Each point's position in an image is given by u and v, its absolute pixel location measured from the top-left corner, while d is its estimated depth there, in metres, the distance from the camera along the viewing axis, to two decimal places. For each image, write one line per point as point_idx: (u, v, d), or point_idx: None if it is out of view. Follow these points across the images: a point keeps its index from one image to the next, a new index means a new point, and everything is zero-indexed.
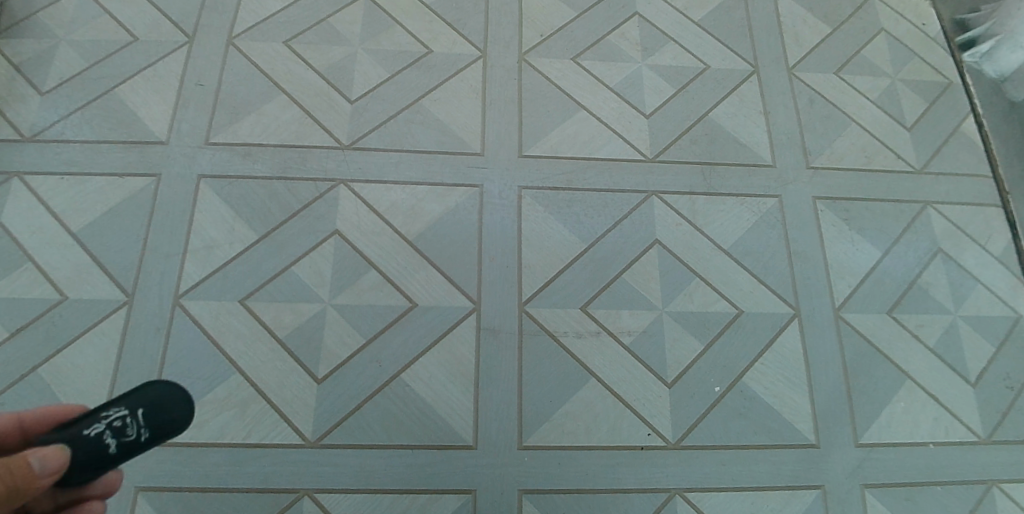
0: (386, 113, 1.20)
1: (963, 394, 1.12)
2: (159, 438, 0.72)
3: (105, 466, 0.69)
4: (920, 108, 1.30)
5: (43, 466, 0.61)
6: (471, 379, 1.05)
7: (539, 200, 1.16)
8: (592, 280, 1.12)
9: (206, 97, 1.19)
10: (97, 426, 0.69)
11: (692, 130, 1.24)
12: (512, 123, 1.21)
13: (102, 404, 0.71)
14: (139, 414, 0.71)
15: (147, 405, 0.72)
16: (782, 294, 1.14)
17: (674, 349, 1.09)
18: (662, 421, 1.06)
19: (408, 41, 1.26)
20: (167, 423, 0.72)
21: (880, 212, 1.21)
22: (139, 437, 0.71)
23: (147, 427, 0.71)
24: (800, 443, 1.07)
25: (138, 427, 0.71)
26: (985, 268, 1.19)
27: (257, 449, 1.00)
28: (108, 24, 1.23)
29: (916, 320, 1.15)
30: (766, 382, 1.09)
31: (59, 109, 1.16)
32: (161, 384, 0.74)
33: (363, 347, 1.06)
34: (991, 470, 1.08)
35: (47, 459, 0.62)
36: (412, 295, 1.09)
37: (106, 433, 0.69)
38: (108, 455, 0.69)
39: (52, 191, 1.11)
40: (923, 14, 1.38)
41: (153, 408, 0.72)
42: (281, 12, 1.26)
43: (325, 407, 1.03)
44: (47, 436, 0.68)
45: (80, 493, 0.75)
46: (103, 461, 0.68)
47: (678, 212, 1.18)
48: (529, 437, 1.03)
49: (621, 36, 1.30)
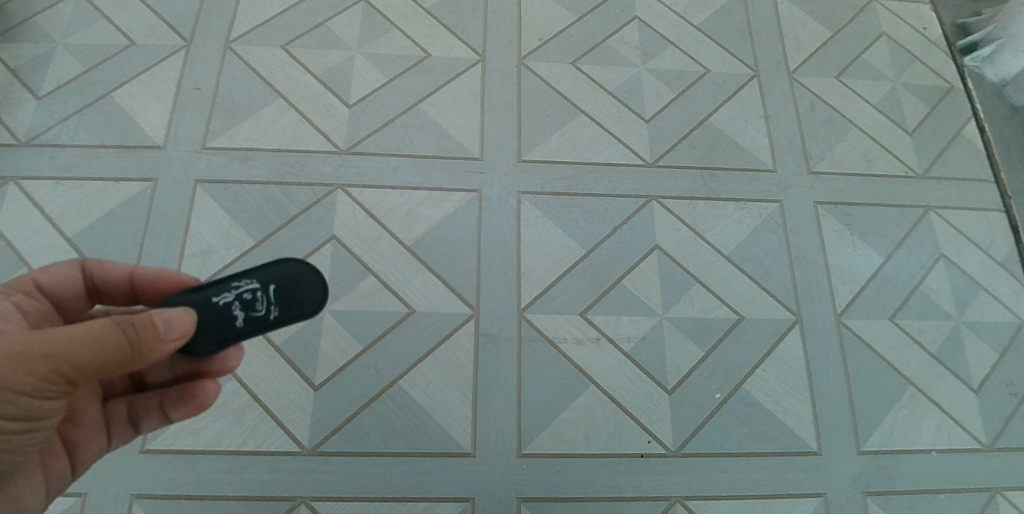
0: (384, 117, 1.19)
1: (965, 400, 1.11)
2: (289, 317, 0.71)
3: (231, 336, 0.70)
4: (922, 113, 1.29)
5: (169, 329, 0.64)
6: (469, 385, 1.04)
7: (538, 205, 1.15)
8: (591, 285, 1.11)
9: (204, 101, 1.18)
10: (228, 295, 0.70)
11: (693, 135, 1.23)
12: (511, 127, 1.20)
13: (235, 274, 0.72)
14: (269, 289, 0.71)
15: (277, 281, 0.72)
16: (784, 300, 1.13)
17: (674, 356, 1.08)
18: (662, 428, 1.05)
19: (407, 45, 1.25)
20: (297, 302, 0.71)
21: (882, 216, 1.20)
22: (268, 314, 0.70)
23: (276, 305, 0.71)
24: (801, 450, 1.06)
25: (268, 304, 0.70)
26: (988, 273, 1.18)
27: (253, 457, 0.99)
28: (105, 28, 1.22)
29: (918, 326, 1.14)
30: (767, 389, 1.08)
31: (56, 113, 1.15)
32: (294, 261, 0.73)
33: (360, 353, 1.05)
34: (994, 477, 1.07)
35: (173, 320, 0.65)
36: (410, 301, 1.08)
37: (236, 304, 0.70)
38: (235, 327, 0.69)
39: (48, 196, 1.10)
40: (924, 18, 1.38)
41: (285, 287, 0.71)
42: (280, 16, 1.26)
43: (322, 414, 1.01)
44: (183, 299, 0.70)
45: (202, 368, 0.78)
46: (230, 330, 0.70)
47: (678, 217, 1.17)
48: (528, 445, 1.02)
49: (620, 40, 1.30)
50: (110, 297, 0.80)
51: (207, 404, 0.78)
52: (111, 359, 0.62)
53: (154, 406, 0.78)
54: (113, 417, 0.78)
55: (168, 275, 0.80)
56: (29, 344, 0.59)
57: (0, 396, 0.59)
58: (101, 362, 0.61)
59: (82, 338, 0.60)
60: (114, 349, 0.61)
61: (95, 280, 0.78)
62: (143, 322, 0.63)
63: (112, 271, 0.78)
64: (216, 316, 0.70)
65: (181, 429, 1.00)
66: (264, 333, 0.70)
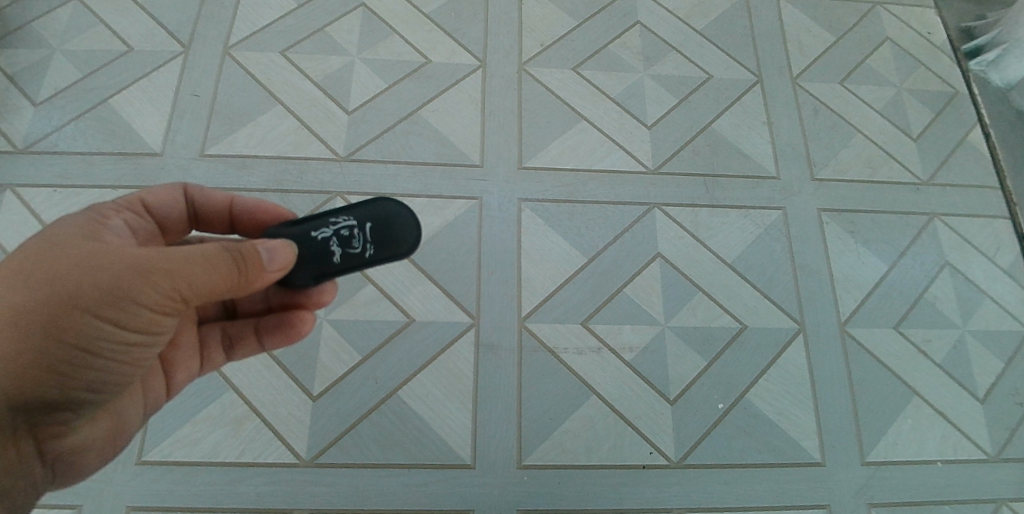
0: (383, 124, 1.18)
1: (971, 410, 1.09)
2: (383, 256, 0.74)
3: (329, 271, 0.72)
4: (927, 118, 1.28)
5: (272, 259, 0.66)
6: (469, 396, 1.03)
7: (539, 213, 1.14)
8: (593, 294, 1.10)
9: (202, 107, 1.17)
10: (326, 230, 0.73)
11: (695, 141, 1.22)
12: (512, 133, 1.19)
13: (334, 211, 0.74)
14: (365, 227, 0.74)
15: (373, 220, 0.74)
16: (787, 309, 1.12)
17: (676, 366, 1.07)
18: (664, 439, 1.03)
19: (407, 51, 1.24)
20: (391, 242, 0.74)
21: (886, 224, 1.19)
22: (363, 252, 0.73)
23: (372, 244, 0.73)
24: (805, 462, 1.04)
25: (364, 242, 0.73)
26: (994, 281, 1.17)
27: (251, 469, 0.98)
28: (103, 33, 1.21)
29: (923, 335, 1.12)
30: (770, 399, 1.07)
31: (53, 120, 1.14)
32: (390, 202, 0.76)
33: (359, 364, 1.04)
34: (1001, 488, 1.06)
35: (276, 251, 0.66)
36: (410, 310, 1.07)
37: (333, 239, 0.73)
38: (332, 262, 0.72)
39: (45, 203, 1.09)
40: (928, 22, 1.37)
41: (381, 226, 0.74)
42: (278, 22, 1.25)
43: (320, 425, 1.00)
44: (285, 231, 0.73)
45: (296, 300, 0.81)
46: (328, 264, 0.72)
47: (681, 225, 1.15)
48: (528, 456, 1.01)
49: (622, 46, 1.29)
50: (208, 224, 0.82)
51: (302, 333, 0.82)
52: (220, 283, 0.63)
53: (249, 333, 0.83)
54: (209, 343, 0.82)
55: (266, 207, 0.82)
56: (149, 262, 0.62)
57: (122, 306, 0.62)
58: (210, 285, 0.63)
59: (192, 258, 0.62)
60: (223, 273, 0.63)
61: (196, 203, 0.80)
62: (249, 249, 0.64)
63: (213, 196, 0.80)
64: (315, 250, 0.72)
65: (179, 440, 0.99)
66: (360, 269, 0.73)
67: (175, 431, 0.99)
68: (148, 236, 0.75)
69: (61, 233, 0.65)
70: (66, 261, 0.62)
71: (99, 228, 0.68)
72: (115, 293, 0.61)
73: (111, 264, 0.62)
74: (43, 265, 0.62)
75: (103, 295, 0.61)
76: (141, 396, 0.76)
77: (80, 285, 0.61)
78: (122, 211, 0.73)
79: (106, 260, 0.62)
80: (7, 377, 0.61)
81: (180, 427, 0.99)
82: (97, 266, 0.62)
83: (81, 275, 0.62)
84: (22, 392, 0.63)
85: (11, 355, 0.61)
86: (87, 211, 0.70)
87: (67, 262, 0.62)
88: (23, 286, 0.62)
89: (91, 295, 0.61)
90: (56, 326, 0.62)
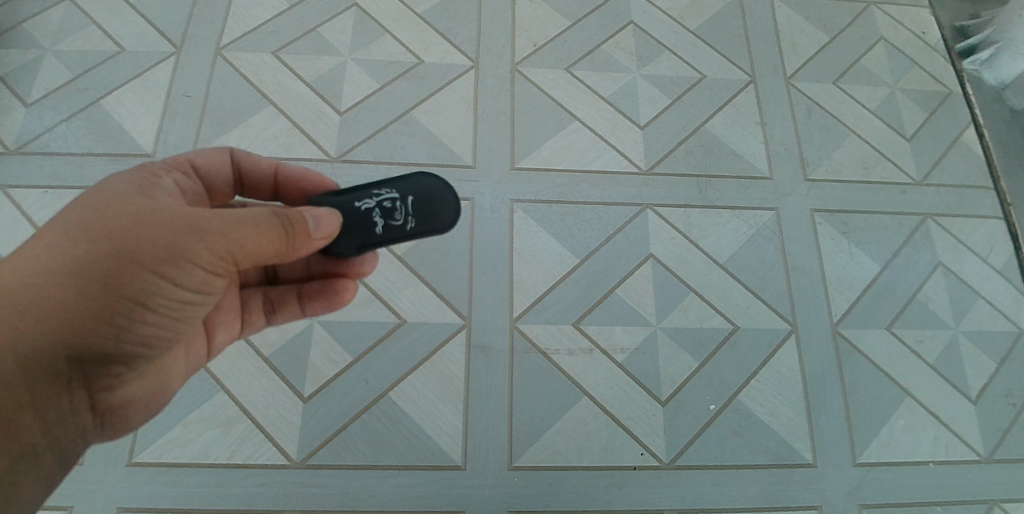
0: (375, 124, 1.18)
1: (963, 411, 1.09)
2: (424, 229, 0.73)
3: (370, 242, 0.73)
4: (920, 118, 1.27)
5: (318, 227, 0.67)
6: (460, 397, 1.03)
7: (531, 213, 1.14)
8: (585, 295, 1.10)
9: (193, 108, 1.17)
10: (370, 202, 0.73)
11: (688, 141, 1.21)
12: (504, 134, 1.19)
13: (377, 182, 0.74)
14: (407, 200, 0.73)
15: (416, 194, 0.74)
16: (780, 310, 1.12)
17: (668, 367, 1.07)
18: (656, 440, 1.03)
19: (400, 51, 1.24)
20: (433, 215, 0.73)
21: (879, 224, 1.19)
22: (404, 225, 0.73)
23: (413, 217, 0.73)
24: (797, 463, 1.04)
25: (406, 215, 0.73)
26: (987, 281, 1.17)
27: (241, 470, 0.98)
28: (95, 34, 1.21)
29: (915, 335, 1.12)
30: (762, 400, 1.07)
31: (45, 120, 1.14)
32: (433, 177, 0.75)
33: (351, 365, 1.03)
34: (992, 489, 1.06)
35: (321, 220, 0.67)
36: (401, 311, 1.07)
37: (376, 211, 0.73)
38: (375, 233, 0.73)
39: (36, 204, 1.09)
40: (922, 22, 1.36)
41: (423, 198, 0.74)
42: (271, 22, 1.24)
43: (312, 426, 1.00)
44: (329, 200, 0.74)
45: (338, 267, 0.82)
46: (370, 235, 0.73)
47: (674, 226, 1.15)
48: (519, 457, 1.01)
49: (615, 46, 1.28)
50: (253, 188, 0.82)
51: (342, 302, 0.83)
52: (269, 247, 0.64)
53: (291, 298, 0.83)
54: (251, 305, 0.83)
55: (311, 176, 0.82)
56: (203, 222, 0.63)
57: (177, 265, 0.63)
58: (261, 248, 0.64)
59: (244, 222, 0.63)
60: (273, 239, 0.64)
61: (242, 166, 0.80)
62: (297, 216, 0.65)
63: (258, 161, 0.80)
64: (358, 221, 0.73)
65: (170, 441, 0.99)
66: (400, 242, 0.73)
67: (166, 433, 0.99)
68: (196, 197, 0.75)
69: (117, 190, 0.65)
70: (125, 217, 0.63)
71: (152, 185, 0.68)
72: (173, 252, 0.62)
73: (167, 222, 0.62)
74: (101, 220, 0.63)
75: (161, 253, 0.62)
76: (186, 355, 0.78)
77: (139, 242, 0.62)
78: (171, 171, 0.73)
79: (163, 218, 0.63)
80: (65, 330, 0.62)
81: (171, 428, 0.99)
82: (155, 224, 0.62)
83: (140, 232, 0.62)
84: (78, 345, 0.63)
85: (70, 308, 0.61)
86: (137, 169, 0.70)
87: (125, 218, 0.63)
88: (81, 242, 0.62)
89: (150, 252, 0.62)
90: (114, 281, 0.62)
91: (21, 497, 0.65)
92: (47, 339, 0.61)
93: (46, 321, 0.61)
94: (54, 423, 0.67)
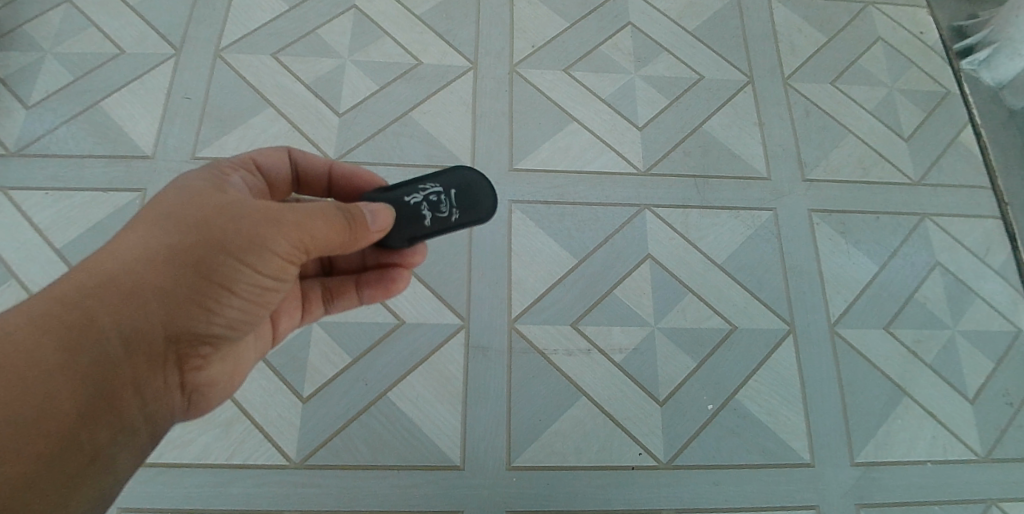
0: (374, 125, 1.18)
1: (960, 411, 1.09)
2: (468, 219, 0.75)
3: (419, 234, 0.75)
4: (918, 118, 1.28)
5: (374, 220, 0.69)
6: (459, 397, 1.03)
7: (529, 214, 1.14)
8: (583, 295, 1.10)
9: (193, 110, 1.17)
10: (417, 196, 0.75)
11: (685, 142, 1.22)
12: (503, 135, 1.19)
13: (421, 177, 0.77)
14: (450, 193, 0.76)
15: (458, 186, 0.76)
16: (777, 310, 1.12)
17: (666, 367, 1.07)
18: (653, 440, 1.04)
19: (398, 53, 1.24)
20: (474, 205, 0.76)
21: (877, 224, 1.19)
22: (450, 216, 0.75)
23: (457, 209, 0.75)
24: (794, 462, 1.05)
25: (451, 206, 0.75)
26: (984, 281, 1.17)
27: (241, 470, 0.98)
28: (95, 36, 1.22)
29: (913, 335, 1.13)
30: (760, 400, 1.07)
31: (45, 122, 1.15)
32: (471, 170, 0.77)
33: (350, 365, 1.04)
34: (990, 489, 1.06)
35: (377, 214, 0.70)
36: (400, 312, 1.07)
37: (423, 204, 0.74)
38: (424, 226, 0.74)
39: (37, 206, 1.10)
40: (920, 22, 1.37)
41: (465, 191, 0.76)
42: (270, 24, 1.25)
43: (311, 427, 1.01)
44: (377, 196, 0.75)
45: (390, 260, 0.84)
46: (420, 228, 0.74)
47: (672, 226, 1.16)
48: (517, 457, 1.01)
49: (614, 47, 1.29)
50: (308, 187, 0.83)
51: (395, 291, 0.86)
52: (339, 239, 0.67)
53: (348, 288, 0.86)
54: (309, 296, 0.85)
55: (363, 173, 0.83)
56: (282, 214, 0.65)
57: (261, 255, 0.65)
58: (334, 238, 0.67)
59: (319, 215, 0.66)
60: (340, 230, 0.67)
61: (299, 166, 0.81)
62: (357, 211, 0.68)
63: (315, 160, 0.81)
64: (408, 215, 0.74)
65: (170, 442, 0.99)
66: (447, 233, 0.75)
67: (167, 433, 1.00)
68: (260, 195, 0.76)
69: (194, 187, 0.67)
70: (210, 209, 0.64)
71: (224, 181, 0.70)
72: (258, 239, 0.64)
73: (248, 214, 0.64)
74: (186, 212, 0.64)
75: (247, 240, 0.64)
76: (252, 342, 0.79)
77: (226, 230, 0.63)
78: (238, 170, 0.75)
79: (246, 209, 0.65)
80: (162, 312, 0.63)
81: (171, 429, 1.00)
82: (238, 215, 0.64)
83: (226, 221, 0.64)
84: (172, 327, 0.64)
85: (165, 290, 0.62)
86: (207, 169, 0.71)
87: (210, 209, 0.64)
88: (172, 230, 0.63)
89: (236, 240, 0.63)
90: (205, 267, 0.63)
91: (121, 471, 0.64)
92: (146, 319, 0.62)
93: (144, 306, 0.62)
94: (150, 402, 0.66)
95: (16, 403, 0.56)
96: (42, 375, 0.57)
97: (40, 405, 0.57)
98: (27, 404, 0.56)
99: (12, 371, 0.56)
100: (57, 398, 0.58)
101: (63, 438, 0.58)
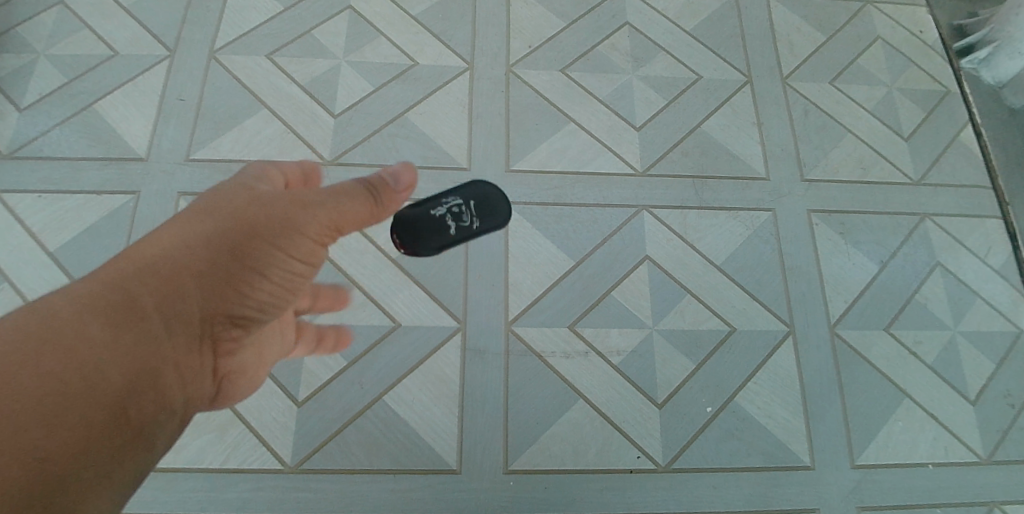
0: (370, 126, 1.17)
1: (962, 412, 1.08)
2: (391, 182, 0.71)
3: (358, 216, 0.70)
4: (918, 118, 1.27)
5: (396, 189, 0.72)
6: (455, 401, 1.03)
7: (526, 216, 1.13)
8: (581, 298, 1.09)
9: (187, 112, 1.16)
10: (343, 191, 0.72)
11: (683, 142, 1.21)
12: (499, 136, 1.18)
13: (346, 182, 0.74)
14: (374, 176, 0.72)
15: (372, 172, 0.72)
16: (776, 311, 1.11)
17: (664, 369, 1.06)
18: (652, 443, 1.03)
19: (394, 53, 1.23)
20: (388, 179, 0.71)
21: (877, 225, 1.18)
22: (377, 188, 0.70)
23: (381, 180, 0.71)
24: (794, 465, 1.04)
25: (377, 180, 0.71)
26: (986, 282, 1.16)
27: (235, 475, 0.98)
28: (88, 38, 1.21)
29: (914, 336, 1.12)
30: (759, 402, 1.06)
31: (38, 125, 1.14)
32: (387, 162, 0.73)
33: (345, 368, 1.03)
34: (992, 490, 1.05)
35: (398, 176, 0.72)
36: (396, 314, 1.06)
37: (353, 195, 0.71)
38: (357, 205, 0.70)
39: (30, 209, 1.09)
40: (920, 21, 1.36)
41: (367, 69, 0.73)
42: (265, 25, 1.24)
43: (306, 431, 1.00)
44: None
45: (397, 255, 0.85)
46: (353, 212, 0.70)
47: (670, 227, 1.15)
48: (514, 461, 1.00)
49: (611, 47, 1.28)
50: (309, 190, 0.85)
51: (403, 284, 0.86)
52: (358, 218, 0.69)
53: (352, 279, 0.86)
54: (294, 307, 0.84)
55: None
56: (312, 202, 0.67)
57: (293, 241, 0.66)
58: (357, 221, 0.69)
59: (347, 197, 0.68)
60: (359, 208, 0.69)
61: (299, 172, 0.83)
62: (371, 185, 0.71)
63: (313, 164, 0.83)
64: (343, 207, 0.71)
65: None
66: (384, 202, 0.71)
67: None
68: None
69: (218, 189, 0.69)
70: (235, 202, 0.66)
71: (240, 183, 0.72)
72: (290, 223, 0.65)
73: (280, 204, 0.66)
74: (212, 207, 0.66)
75: (278, 225, 0.65)
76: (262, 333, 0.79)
77: (257, 218, 0.65)
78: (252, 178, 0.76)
79: (276, 199, 0.67)
80: (200, 295, 0.63)
81: None
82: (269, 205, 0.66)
83: (257, 210, 0.66)
84: (207, 309, 0.64)
85: (202, 275, 0.63)
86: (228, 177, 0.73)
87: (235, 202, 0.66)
88: (205, 222, 0.65)
89: (269, 227, 0.65)
90: (238, 252, 0.64)
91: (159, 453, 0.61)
92: (185, 302, 0.62)
93: (183, 286, 0.62)
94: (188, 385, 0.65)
95: (66, 374, 0.54)
96: (92, 349, 0.56)
97: (90, 378, 0.55)
98: (79, 375, 0.55)
99: (62, 343, 0.55)
100: (104, 372, 0.56)
101: (111, 409, 0.56)
